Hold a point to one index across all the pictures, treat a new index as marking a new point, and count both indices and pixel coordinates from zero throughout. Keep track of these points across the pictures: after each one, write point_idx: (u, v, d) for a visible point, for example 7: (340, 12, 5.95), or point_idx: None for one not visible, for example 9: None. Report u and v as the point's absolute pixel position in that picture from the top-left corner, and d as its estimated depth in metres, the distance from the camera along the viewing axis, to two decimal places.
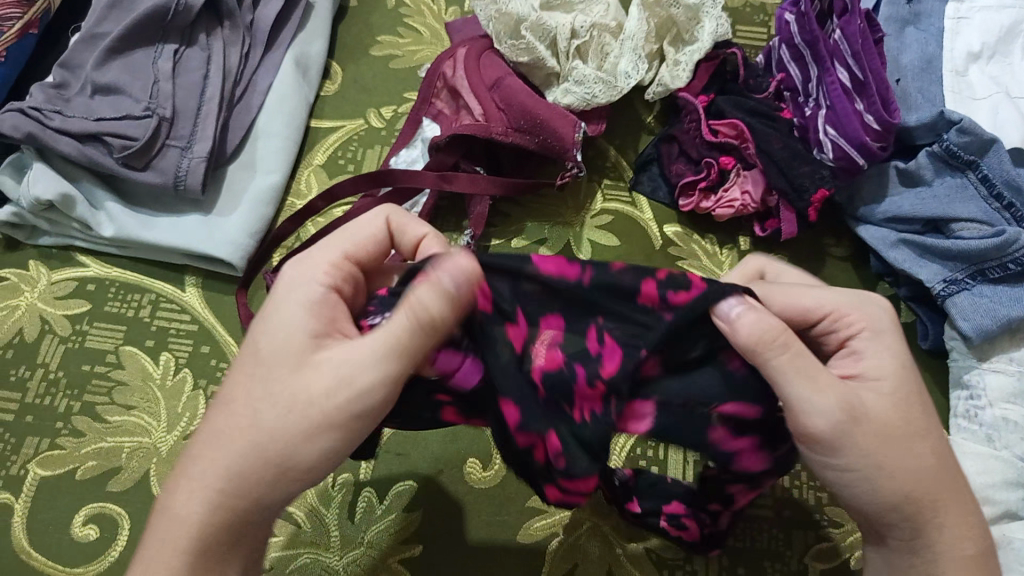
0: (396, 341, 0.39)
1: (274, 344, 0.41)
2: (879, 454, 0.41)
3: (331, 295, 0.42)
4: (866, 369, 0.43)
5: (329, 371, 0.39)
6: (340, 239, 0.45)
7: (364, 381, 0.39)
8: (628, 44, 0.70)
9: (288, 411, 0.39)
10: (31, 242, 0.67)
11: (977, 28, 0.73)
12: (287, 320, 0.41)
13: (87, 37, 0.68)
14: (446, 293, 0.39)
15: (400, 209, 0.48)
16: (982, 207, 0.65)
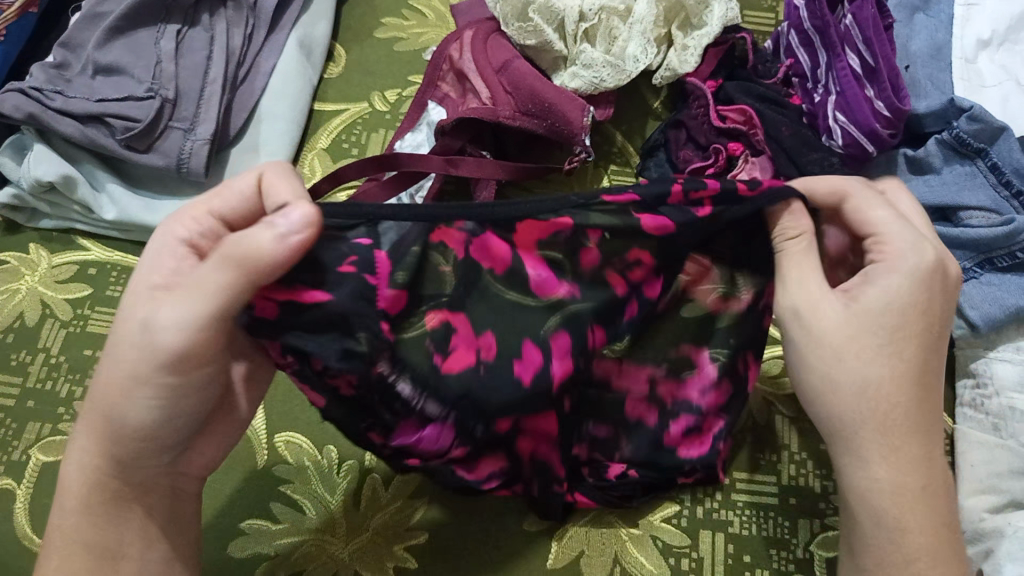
0: (220, 286, 0.41)
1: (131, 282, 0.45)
2: (829, 369, 0.46)
3: (191, 246, 0.46)
4: (872, 297, 0.46)
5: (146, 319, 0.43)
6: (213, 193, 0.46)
7: (167, 322, 0.42)
8: (637, 27, 0.69)
9: (122, 352, 0.43)
10: (31, 225, 0.66)
11: (987, 16, 0.72)
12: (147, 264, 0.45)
13: (88, 16, 0.67)
14: (277, 234, 0.40)
15: (280, 170, 0.45)
16: (991, 195, 0.64)
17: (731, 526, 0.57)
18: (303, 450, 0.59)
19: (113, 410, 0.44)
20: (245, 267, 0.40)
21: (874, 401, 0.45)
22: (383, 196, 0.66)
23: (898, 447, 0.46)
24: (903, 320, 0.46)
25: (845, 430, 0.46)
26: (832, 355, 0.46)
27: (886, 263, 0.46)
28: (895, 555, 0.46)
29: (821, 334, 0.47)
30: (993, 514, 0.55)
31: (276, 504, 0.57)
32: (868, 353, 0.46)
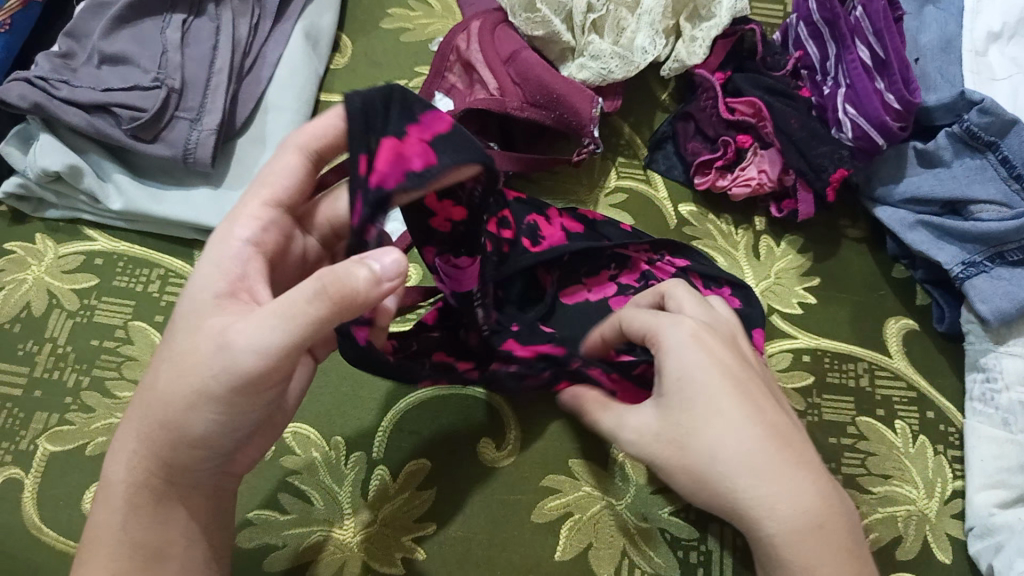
0: (305, 317, 0.39)
1: (189, 300, 0.43)
2: (701, 430, 0.41)
3: (252, 245, 0.44)
4: (684, 372, 0.42)
5: (205, 336, 0.41)
6: (261, 186, 0.45)
7: (237, 349, 0.40)
8: (646, 18, 0.69)
9: (191, 375, 0.41)
10: (37, 215, 0.66)
11: (998, 8, 0.72)
12: (201, 280, 0.43)
13: (94, 5, 0.67)
14: (375, 276, 0.40)
15: (314, 130, 0.45)
16: (1001, 188, 0.64)
17: None
18: (310, 441, 0.59)
19: (179, 419, 0.42)
20: (344, 302, 0.39)
21: (752, 461, 0.40)
22: None
23: (776, 486, 0.39)
24: (698, 384, 0.41)
25: (738, 502, 0.40)
26: (678, 445, 0.41)
27: (662, 347, 0.43)
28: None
29: (659, 431, 0.42)
30: (1007, 509, 0.55)
31: (284, 495, 0.57)
32: (710, 415, 0.41)
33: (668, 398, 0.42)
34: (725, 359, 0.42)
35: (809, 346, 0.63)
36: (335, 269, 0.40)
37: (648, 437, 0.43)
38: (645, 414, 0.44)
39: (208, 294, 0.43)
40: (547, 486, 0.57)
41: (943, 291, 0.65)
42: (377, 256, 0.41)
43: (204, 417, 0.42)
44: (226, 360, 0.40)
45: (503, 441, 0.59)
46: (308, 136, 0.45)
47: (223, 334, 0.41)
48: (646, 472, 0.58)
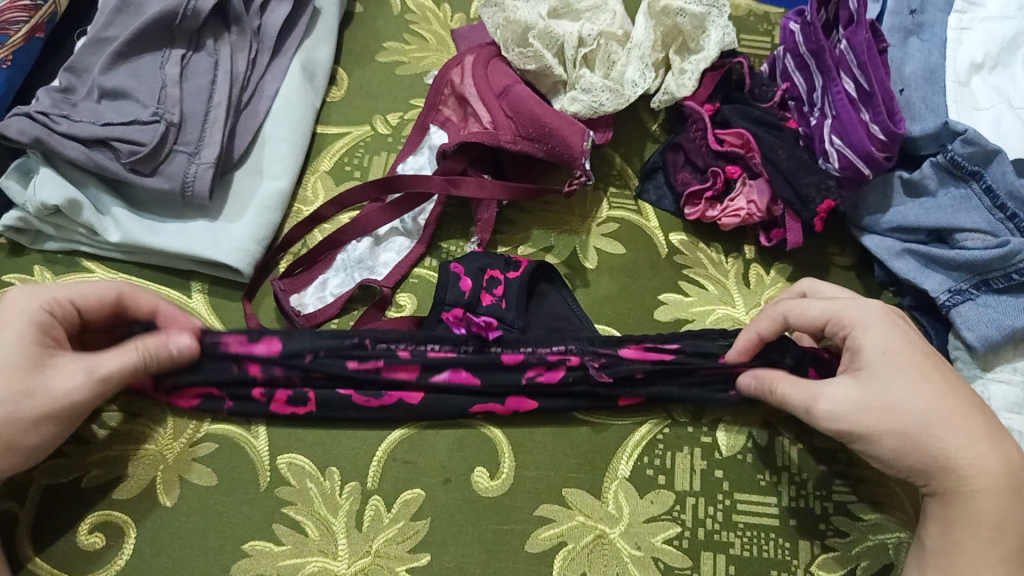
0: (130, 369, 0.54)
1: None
2: (903, 415, 0.51)
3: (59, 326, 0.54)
4: (864, 360, 0.54)
5: (61, 376, 0.52)
6: (73, 290, 0.55)
7: (62, 389, 0.51)
8: (635, 52, 0.71)
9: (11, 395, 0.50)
10: (36, 247, 0.67)
11: (979, 40, 0.74)
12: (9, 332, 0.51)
13: (94, 41, 0.67)
14: (173, 356, 0.57)
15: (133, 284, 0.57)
16: (986, 217, 0.65)
17: (732, 547, 0.57)
18: (305, 471, 0.59)
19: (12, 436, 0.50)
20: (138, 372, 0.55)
21: (948, 420, 0.51)
22: (383, 218, 0.67)
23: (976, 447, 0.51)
24: (904, 359, 0.53)
25: (942, 446, 0.51)
26: (887, 412, 0.51)
27: (857, 331, 0.55)
28: (974, 551, 0.50)
29: (865, 403, 0.52)
30: None
31: (278, 526, 0.57)
32: (919, 385, 0.52)
33: (869, 375, 0.53)
34: (904, 344, 0.53)
35: None
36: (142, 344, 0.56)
37: (841, 412, 0.52)
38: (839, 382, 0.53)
39: (30, 345, 0.51)
40: (542, 515, 0.58)
41: (931, 317, 0.66)
42: (184, 343, 0.57)
43: (41, 430, 0.52)
44: (68, 395, 0.52)
45: (497, 470, 0.59)
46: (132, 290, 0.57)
47: (79, 368, 0.52)
48: (639, 501, 0.58)
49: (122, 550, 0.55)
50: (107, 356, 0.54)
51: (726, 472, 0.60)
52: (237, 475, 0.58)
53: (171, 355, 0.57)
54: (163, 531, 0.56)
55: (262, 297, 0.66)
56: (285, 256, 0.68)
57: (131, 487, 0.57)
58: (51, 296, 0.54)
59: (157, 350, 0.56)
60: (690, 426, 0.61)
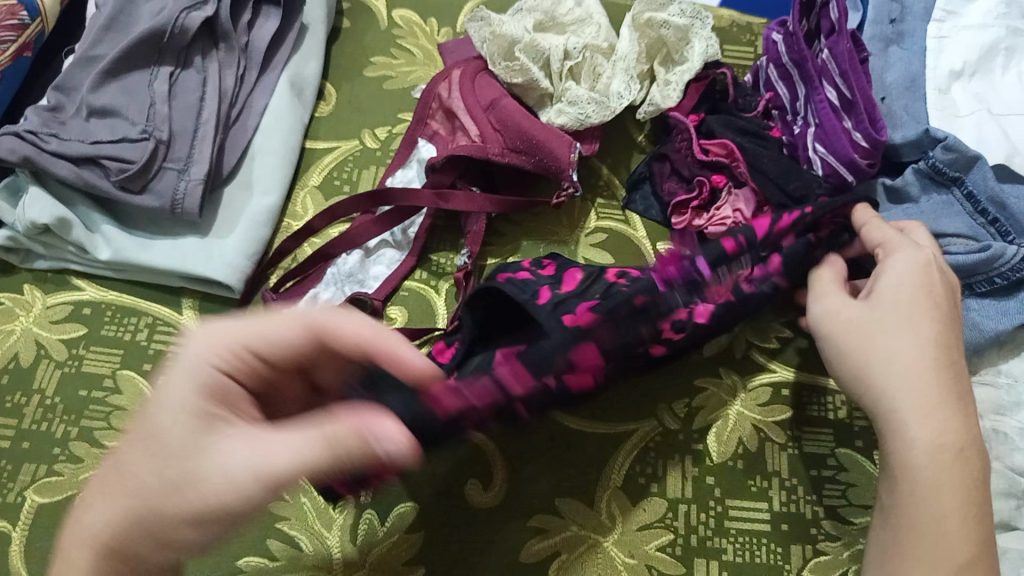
0: (338, 452, 0.41)
1: (151, 417, 0.43)
2: (870, 345, 0.50)
3: (221, 382, 0.44)
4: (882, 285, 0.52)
5: (226, 457, 0.41)
6: (259, 337, 0.45)
7: (223, 475, 0.41)
8: (621, 64, 0.72)
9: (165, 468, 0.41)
10: (25, 266, 0.67)
11: (958, 48, 0.75)
12: (173, 404, 0.43)
13: (82, 60, 0.67)
14: (379, 457, 0.41)
15: (330, 312, 0.46)
16: (968, 222, 0.66)
17: (724, 553, 0.58)
18: (298, 487, 0.59)
19: (167, 529, 0.41)
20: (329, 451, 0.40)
21: (914, 383, 0.48)
22: (376, 230, 0.67)
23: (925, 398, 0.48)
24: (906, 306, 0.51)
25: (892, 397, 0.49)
26: (863, 336, 0.51)
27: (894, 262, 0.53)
28: (923, 507, 0.47)
29: (852, 320, 0.52)
30: None
31: (273, 542, 0.57)
32: (908, 329, 0.50)
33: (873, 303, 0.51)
34: (928, 290, 0.51)
35: (789, 379, 0.64)
36: (342, 411, 0.42)
37: (825, 314, 0.53)
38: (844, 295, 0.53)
39: (184, 427, 0.42)
40: (534, 525, 0.58)
41: None
42: (389, 443, 0.40)
43: (188, 525, 0.41)
44: (260, 482, 0.41)
45: (490, 482, 0.59)
46: (330, 322, 0.45)
47: (253, 435, 0.42)
48: (632, 509, 0.59)
49: None
50: (270, 440, 0.42)
51: (717, 479, 0.60)
52: None
53: (343, 458, 0.41)
54: None
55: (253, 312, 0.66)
56: (274, 271, 0.68)
57: None
58: (245, 336, 0.45)
59: (356, 435, 0.40)
60: (680, 433, 0.62)
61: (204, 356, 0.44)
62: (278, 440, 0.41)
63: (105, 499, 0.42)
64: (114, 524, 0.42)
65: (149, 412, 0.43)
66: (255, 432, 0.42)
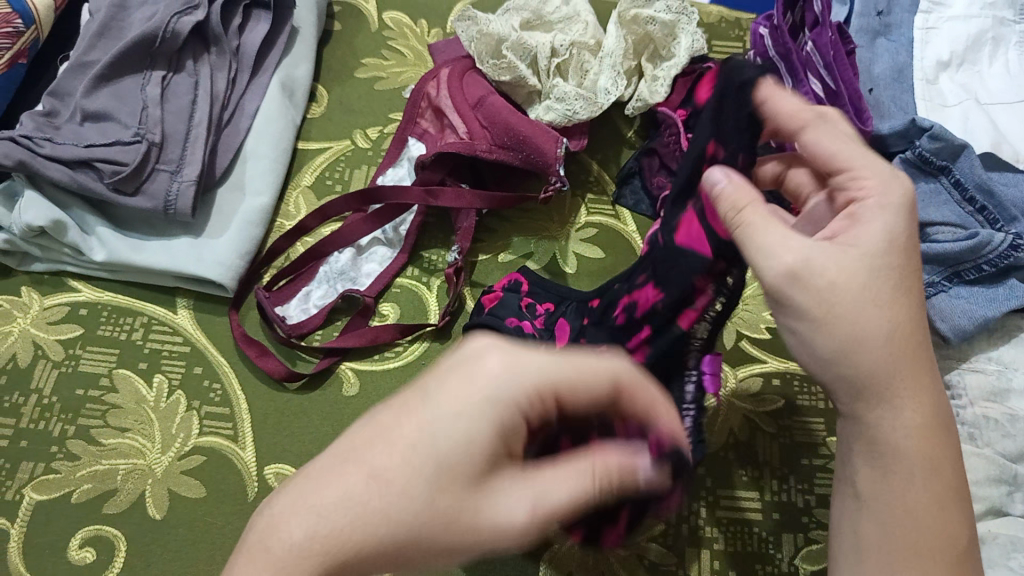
0: (579, 501, 0.39)
1: (451, 444, 0.38)
2: (846, 327, 0.42)
3: (524, 422, 0.40)
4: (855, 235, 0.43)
5: (514, 497, 0.38)
6: (570, 371, 0.40)
7: (500, 520, 0.38)
8: (608, 60, 0.72)
9: (436, 520, 0.37)
10: (23, 268, 0.68)
11: (946, 38, 0.75)
12: (544, 493, 0.38)
13: (76, 66, 0.68)
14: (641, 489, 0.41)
15: (635, 377, 0.41)
16: (956, 211, 0.67)
17: (716, 542, 0.58)
18: None
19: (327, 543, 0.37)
20: (614, 483, 0.40)
21: (903, 363, 0.43)
22: (366, 228, 0.68)
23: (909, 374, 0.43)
24: (899, 263, 0.43)
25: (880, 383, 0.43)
26: (848, 313, 0.42)
27: (873, 201, 0.44)
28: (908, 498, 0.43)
29: (829, 284, 0.42)
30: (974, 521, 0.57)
31: None
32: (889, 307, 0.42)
33: (864, 258, 0.43)
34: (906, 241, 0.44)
35: (780, 369, 0.65)
36: (598, 455, 0.40)
37: (804, 276, 0.42)
38: (823, 244, 0.43)
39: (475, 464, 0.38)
40: None
41: None
42: (654, 467, 0.41)
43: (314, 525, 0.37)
44: (509, 528, 0.38)
45: None
46: (636, 388, 0.41)
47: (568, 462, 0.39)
48: None
49: (113, 563, 0.56)
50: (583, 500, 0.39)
51: (708, 469, 0.61)
52: (224, 486, 0.59)
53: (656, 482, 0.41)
54: (153, 543, 0.57)
55: (247, 309, 0.67)
56: (268, 269, 0.69)
57: (121, 501, 0.58)
58: (536, 370, 0.40)
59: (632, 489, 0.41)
60: None
61: (509, 394, 0.39)
62: (545, 472, 0.39)
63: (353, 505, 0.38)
64: (317, 534, 0.37)
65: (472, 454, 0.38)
66: (529, 470, 0.39)
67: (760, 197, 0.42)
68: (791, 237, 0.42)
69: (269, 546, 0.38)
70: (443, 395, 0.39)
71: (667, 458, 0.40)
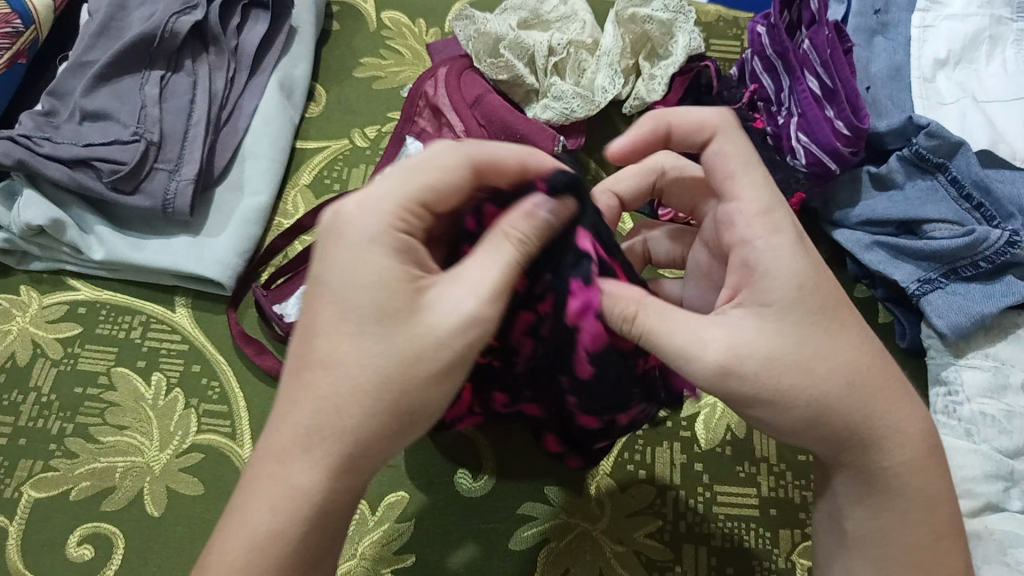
0: (513, 275, 0.39)
1: (360, 292, 0.38)
2: (796, 390, 0.40)
3: (413, 241, 0.40)
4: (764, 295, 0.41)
5: (444, 305, 0.38)
6: (423, 178, 0.40)
7: (442, 326, 0.38)
8: (604, 59, 0.73)
9: (400, 359, 0.38)
10: (22, 267, 0.68)
11: (943, 36, 0.75)
12: (459, 285, 0.39)
13: (75, 66, 0.69)
14: (551, 227, 0.40)
15: (478, 143, 0.42)
16: (952, 208, 0.67)
17: (713, 539, 0.58)
18: None
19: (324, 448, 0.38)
20: (529, 240, 0.39)
21: (878, 386, 0.42)
22: None
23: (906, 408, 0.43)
24: (819, 300, 0.41)
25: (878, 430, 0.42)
26: (799, 376, 0.39)
27: (760, 247, 0.42)
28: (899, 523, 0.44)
29: (763, 360, 0.39)
30: (972, 517, 0.57)
31: None
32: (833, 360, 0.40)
33: (777, 311, 0.40)
34: (812, 277, 0.41)
35: None
36: (503, 225, 0.40)
37: (735, 368, 0.39)
38: (731, 320, 0.40)
39: (393, 302, 0.38)
40: (523, 514, 0.58)
41: (904, 308, 0.67)
42: (553, 206, 0.40)
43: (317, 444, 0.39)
44: (465, 322, 0.38)
45: (479, 471, 0.60)
46: (491, 157, 0.42)
47: (412, 172, 0.40)
48: (621, 496, 0.59)
49: (111, 560, 0.56)
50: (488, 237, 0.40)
51: (706, 466, 0.61)
52: (222, 483, 0.59)
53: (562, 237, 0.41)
54: (151, 540, 0.57)
55: (245, 307, 0.67)
56: (266, 268, 0.69)
57: (119, 498, 0.58)
58: (384, 194, 0.39)
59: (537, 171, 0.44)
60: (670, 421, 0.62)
61: (378, 225, 0.38)
62: (467, 269, 0.39)
63: (324, 404, 0.38)
64: (319, 439, 0.38)
65: (360, 289, 0.38)
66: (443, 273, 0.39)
67: (646, 296, 0.40)
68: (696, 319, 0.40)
69: (281, 481, 0.39)
70: (324, 265, 0.39)
71: (559, 186, 0.41)
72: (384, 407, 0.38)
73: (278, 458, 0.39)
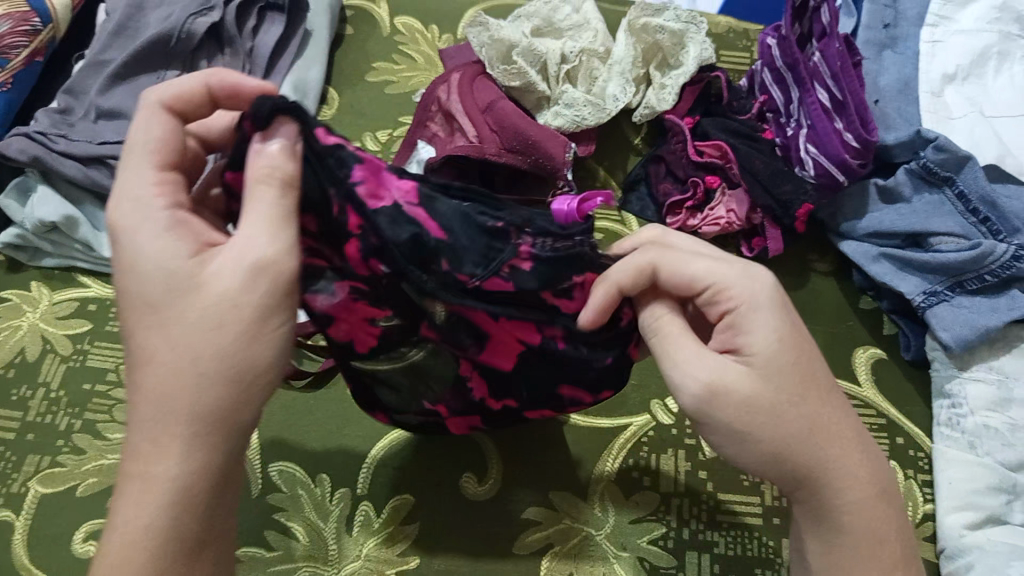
0: (283, 214, 0.39)
1: (142, 277, 0.39)
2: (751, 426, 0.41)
3: (181, 214, 0.41)
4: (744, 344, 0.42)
5: (225, 264, 0.39)
6: (143, 153, 0.41)
7: (238, 281, 0.39)
8: (616, 68, 0.74)
9: (206, 329, 0.38)
10: (33, 263, 0.68)
11: (952, 51, 0.76)
12: (240, 239, 0.39)
13: (91, 65, 0.70)
14: (294, 152, 0.40)
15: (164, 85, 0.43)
16: (960, 222, 0.67)
17: (716, 547, 0.58)
18: (296, 479, 0.60)
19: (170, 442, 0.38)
20: (288, 179, 0.40)
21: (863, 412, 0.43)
22: None
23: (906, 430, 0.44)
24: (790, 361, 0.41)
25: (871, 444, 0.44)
26: (762, 415, 0.40)
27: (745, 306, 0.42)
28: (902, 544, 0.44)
29: (743, 403, 0.41)
30: (975, 530, 0.57)
31: (270, 532, 0.57)
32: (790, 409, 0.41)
33: (764, 367, 0.41)
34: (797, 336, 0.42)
35: None
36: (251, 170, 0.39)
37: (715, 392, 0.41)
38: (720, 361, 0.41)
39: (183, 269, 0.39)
40: (528, 518, 0.59)
41: (909, 320, 0.67)
42: (275, 132, 0.40)
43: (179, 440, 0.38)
44: (251, 273, 0.39)
45: (484, 475, 0.60)
46: (172, 93, 0.43)
47: (136, 145, 0.41)
48: (625, 503, 0.59)
49: None
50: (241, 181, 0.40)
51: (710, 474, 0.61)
52: None
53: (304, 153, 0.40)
54: None
55: None
56: None
57: None
58: (136, 178, 0.40)
59: (232, 88, 0.45)
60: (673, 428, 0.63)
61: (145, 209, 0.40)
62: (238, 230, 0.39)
63: (170, 390, 0.38)
64: (175, 428, 0.38)
65: (144, 266, 0.39)
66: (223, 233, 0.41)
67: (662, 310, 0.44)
68: (703, 350, 0.42)
69: (152, 481, 0.38)
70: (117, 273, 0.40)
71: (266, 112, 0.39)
72: (223, 373, 0.38)
73: (144, 463, 0.38)
